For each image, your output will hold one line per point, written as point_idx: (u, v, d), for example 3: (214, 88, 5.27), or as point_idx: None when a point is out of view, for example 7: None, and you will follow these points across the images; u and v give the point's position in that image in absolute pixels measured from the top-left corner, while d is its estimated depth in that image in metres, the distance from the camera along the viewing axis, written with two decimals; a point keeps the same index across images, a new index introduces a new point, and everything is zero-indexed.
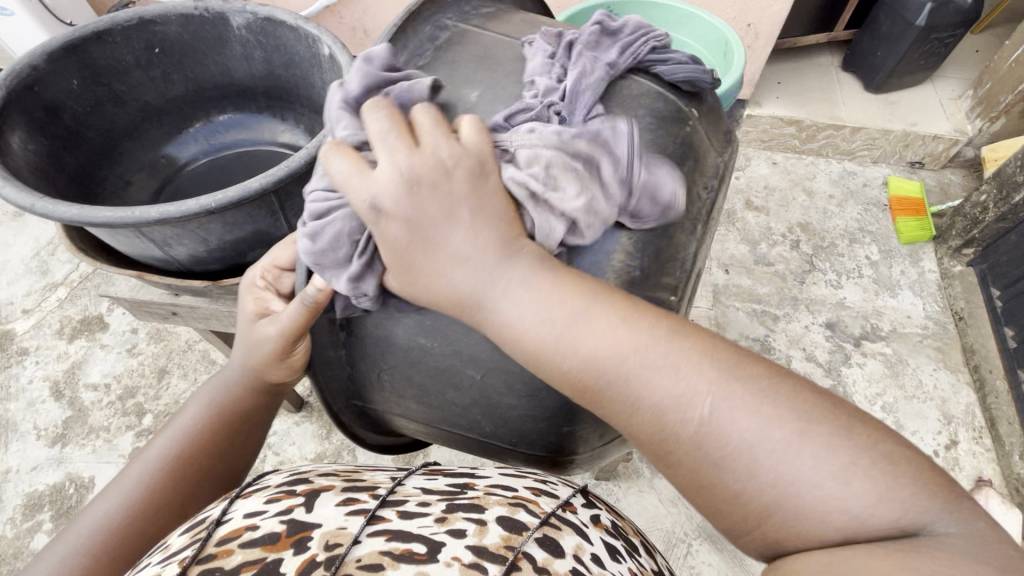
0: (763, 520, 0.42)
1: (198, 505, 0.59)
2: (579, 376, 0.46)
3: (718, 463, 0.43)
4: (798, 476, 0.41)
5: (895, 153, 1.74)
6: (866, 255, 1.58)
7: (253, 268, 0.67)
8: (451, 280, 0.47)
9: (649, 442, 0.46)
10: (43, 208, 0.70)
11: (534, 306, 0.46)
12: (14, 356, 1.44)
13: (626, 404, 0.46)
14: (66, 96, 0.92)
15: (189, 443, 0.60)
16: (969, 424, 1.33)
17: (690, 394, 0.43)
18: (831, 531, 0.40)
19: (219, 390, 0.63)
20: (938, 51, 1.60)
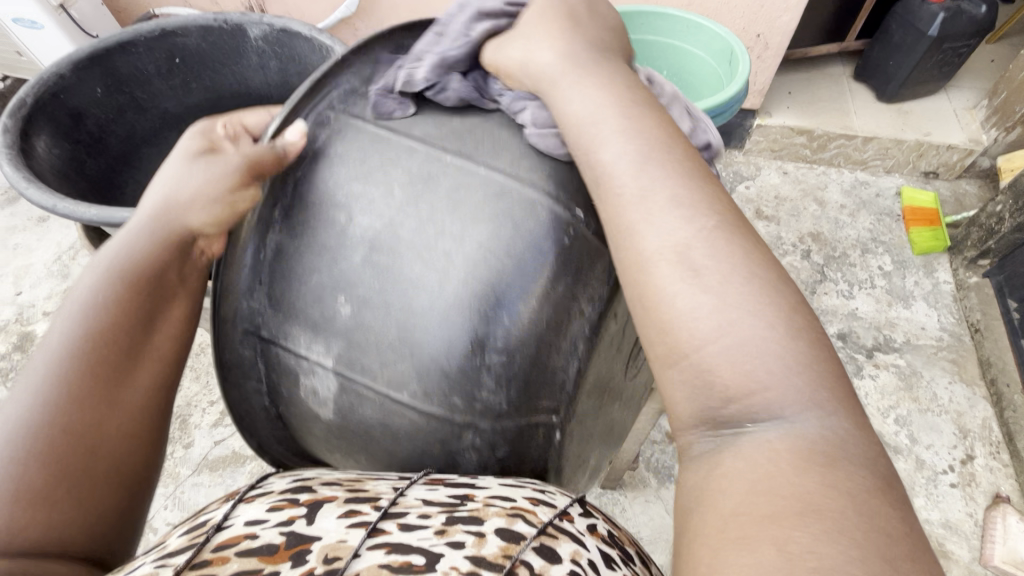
0: (707, 340, 0.40)
1: (131, 391, 0.49)
2: (601, 162, 0.50)
3: (699, 270, 0.42)
4: (755, 322, 0.39)
5: (908, 163, 1.72)
6: (878, 265, 1.56)
7: (217, 119, 0.62)
8: (543, 56, 0.57)
9: (631, 245, 0.46)
10: (65, 209, 0.73)
11: (584, 96, 0.53)
12: None
13: (625, 189, 0.47)
14: (89, 104, 0.95)
15: (93, 321, 0.48)
16: (986, 438, 1.30)
17: (688, 212, 0.44)
18: (759, 378, 0.38)
19: (122, 254, 0.52)
20: (952, 61, 1.59)
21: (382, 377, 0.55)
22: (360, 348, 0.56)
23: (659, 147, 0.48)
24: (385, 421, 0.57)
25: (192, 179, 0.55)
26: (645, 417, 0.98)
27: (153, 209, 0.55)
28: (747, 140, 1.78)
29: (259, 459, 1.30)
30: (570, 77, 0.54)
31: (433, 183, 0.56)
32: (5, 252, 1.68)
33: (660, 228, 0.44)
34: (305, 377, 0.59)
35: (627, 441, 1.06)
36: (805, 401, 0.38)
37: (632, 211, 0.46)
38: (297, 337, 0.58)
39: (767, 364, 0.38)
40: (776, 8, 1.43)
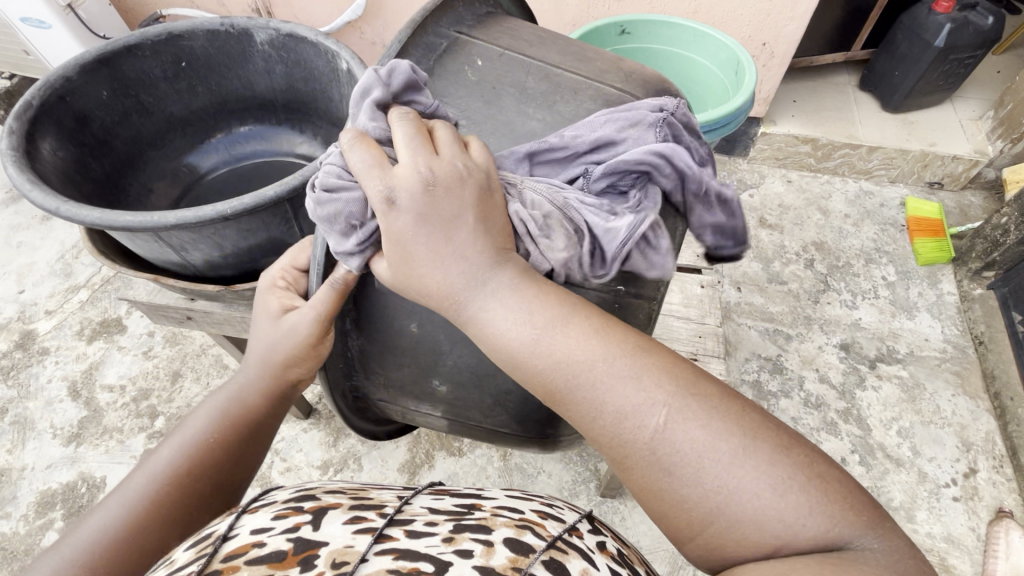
0: (709, 521, 0.41)
1: (201, 520, 0.54)
2: (547, 379, 0.47)
3: (671, 468, 0.43)
4: (748, 488, 0.40)
5: (913, 173, 1.71)
6: (882, 275, 1.56)
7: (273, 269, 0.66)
8: (443, 276, 0.48)
9: (608, 450, 0.46)
10: (68, 212, 0.73)
11: (507, 320, 0.47)
12: (35, 355, 1.48)
13: (582, 401, 0.46)
14: (95, 107, 0.95)
15: (195, 452, 0.56)
16: (989, 451, 1.29)
17: (646, 404, 0.44)
18: (765, 542, 0.40)
19: (233, 398, 0.61)
20: (958, 72, 1.59)
21: (480, 415, 0.68)
22: (457, 403, 0.67)
23: (602, 333, 0.46)
24: (491, 432, 0.72)
25: (279, 337, 0.60)
26: None
27: (258, 359, 0.62)
28: (752, 148, 1.78)
29: None
30: (482, 292, 0.48)
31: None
32: (8, 250, 1.68)
33: (625, 435, 0.44)
34: (417, 412, 0.72)
35: None
36: (823, 532, 0.39)
37: (594, 423, 0.45)
38: (399, 395, 0.70)
39: (776, 519, 0.39)
40: (782, 17, 1.43)
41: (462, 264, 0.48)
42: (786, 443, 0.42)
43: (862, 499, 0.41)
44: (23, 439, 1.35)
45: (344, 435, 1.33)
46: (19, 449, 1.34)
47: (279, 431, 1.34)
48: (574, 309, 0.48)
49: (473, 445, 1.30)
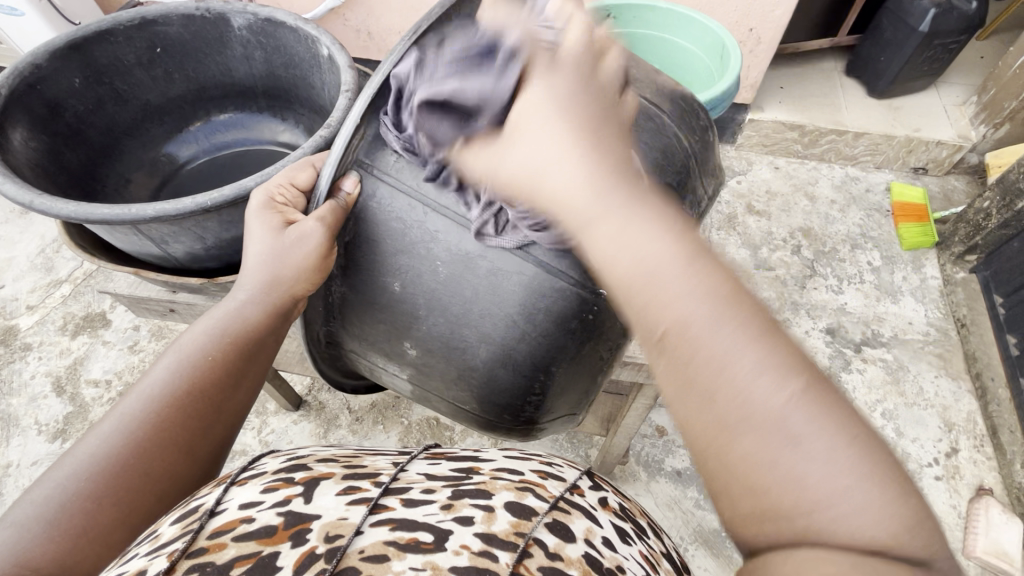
0: (820, 504, 0.35)
1: (208, 439, 0.55)
2: (667, 318, 0.40)
3: (792, 442, 0.36)
4: (859, 486, 0.34)
5: (898, 159, 1.73)
6: (867, 260, 1.57)
7: (268, 185, 0.64)
8: (559, 175, 0.45)
9: (706, 410, 0.39)
10: (41, 205, 0.71)
11: (634, 233, 0.42)
12: (17, 351, 1.46)
13: (701, 354, 0.39)
14: (67, 95, 0.93)
15: (195, 371, 0.55)
16: (970, 431, 1.31)
17: (777, 376, 0.37)
18: (877, 543, 0.33)
19: (232, 319, 0.60)
20: (942, 57, 1.60)
21: (444, 385, 0.67)
22: (422, 370, 0.67)
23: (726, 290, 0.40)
24: (452, 406, 0.71)
25: (284, 253, 0.60)
26: (635, 410, 0.99)
27: (259, 280, 0.61)
28: (739, 134, 1.78)
29: (247, 454, 1.29)
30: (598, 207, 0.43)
31: (466, 261, 0.58)
32: None
33: (750, 396, 0.37)
34: (383, 370, 0.72)
35: (618, 434, 1.06)
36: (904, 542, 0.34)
37: (715, 373, 0.38)
38: (367, 351, 0.70)
39: (875, 514, 0.34)
40: (768, 3, 1.42)
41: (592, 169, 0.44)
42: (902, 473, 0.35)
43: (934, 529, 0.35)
44: (8, 436, 1.34)
45: (335, 427, 1.33)
46: (3, 446, 1.32)
47: (269, 423, 1.33)
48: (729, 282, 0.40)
49: (464, 433, 1.30)
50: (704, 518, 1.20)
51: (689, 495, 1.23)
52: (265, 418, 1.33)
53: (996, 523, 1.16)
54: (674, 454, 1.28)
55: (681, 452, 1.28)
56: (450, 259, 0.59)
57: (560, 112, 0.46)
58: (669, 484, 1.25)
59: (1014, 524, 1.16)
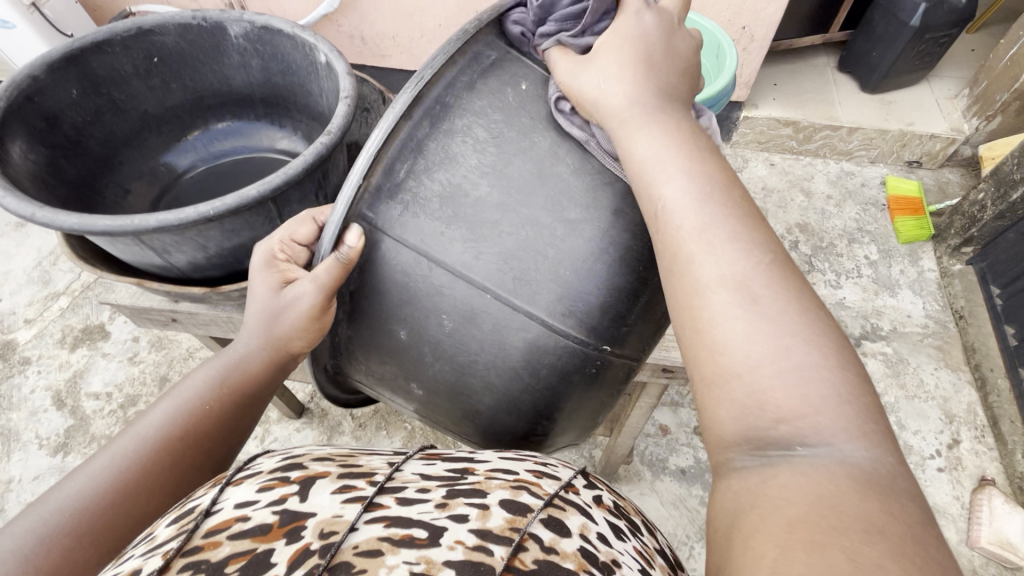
0: (756, 366, 0.40)
1: (194, 484, 0.56)
2: (662, 193, 0.49)
3: (753, 299, 0.42)
4: (808, 357, 0.39)
5: (892, 153, 1.74)
6: (865, 254, 1.58)
7: (272, 239, 0.63)
8: (613, 91, 0.54)
9: (680, 275, 0.46)
10: (43, 217, 0.71)
11: (653, 139, 0.51)
12: (16, 366, 1.45)
13: (683, 222, 0.47)
14: (65, 106, 0.92)
15: (189, 418, 0.57)
16: (971, 422, 1.32)
17: (748, 247, 0.44)
18: (819, 417, 0.38)
19: (230, 367, 0.62)
20: (933, 51, 1.61)
21: (450, 420, 0.68)
22: (429, 406, 0.68)
23: (722, 176, 0.49)
24: (457, 436, 0.72)
25: (284, 308, 0.61)
26: (639, 410, 0.99)
27: (260, 333, 0.63)
28: (734, 132, 1.79)
29: None
30: (641, 114, 0.53)
31: (471, 319, 0.59)
32: None
33: (730, 257, 0.44)
34: (390, 402, 0.73)
35: (622, 434, 1.07)
36: (851, 431, 0.37)
37: (701, 234, 0.46)
38: (375, 385, 0.71)
39: (819, 389, 0.38)
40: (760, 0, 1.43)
41: (648, 86, 0.54)
42: (850, 355, 0.40)
43: (883, 422, 0.38)
44: (9, 450, 1.33)
45: (339, 434, 1.33)
46: (4, 462, 1.31)
47: (271, 431, 1.33)
48: (727, 175, 0.49)
49: None
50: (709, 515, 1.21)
51: (694, 493, 1.23)
52: (267, 427, 1.33)
53: (999, 513, 1.17)
54: (677, 453, 1.29)
55: (685, 450, 1.29)
56: (457, 318, 0.59)
57: (627, 42, 0.56)
58: (673, 483, 1.25)
59: (1016, 514, 1.17)
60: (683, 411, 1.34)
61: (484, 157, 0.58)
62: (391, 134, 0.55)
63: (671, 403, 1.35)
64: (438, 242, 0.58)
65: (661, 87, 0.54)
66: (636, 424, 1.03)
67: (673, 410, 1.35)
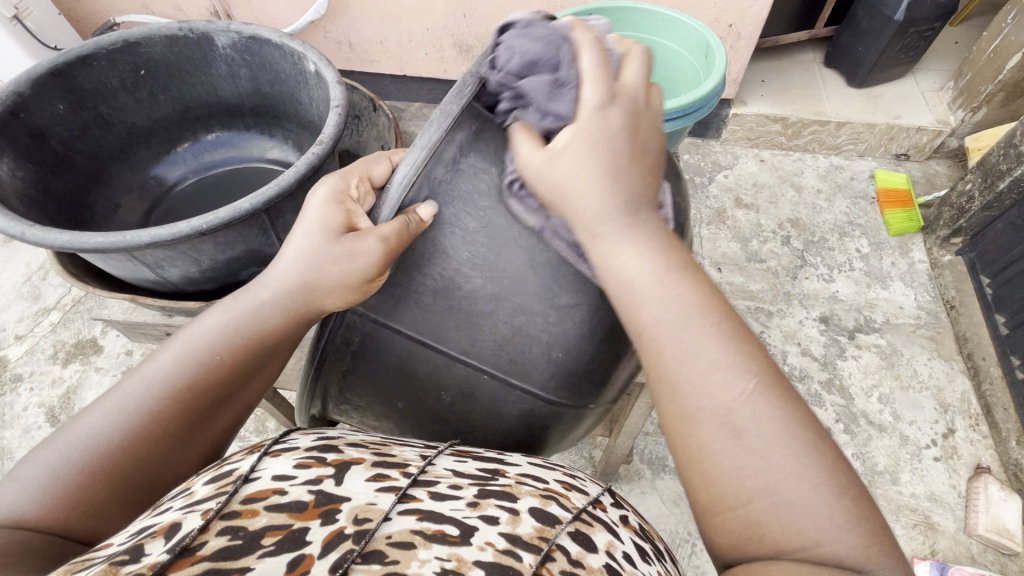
0: (752, 498, 0.43)
1: (207, 432, 0.54)
2: (640, 320, 0.49)
3: (741, 434, 0.44)
4: (803, 483, 0.42)
5: (880, 146, 1.76)
6: (856, 248, 1.60)
7: (344, 174, 0.58)
8: (584, 196, 0.49)
9: (672, 404, 0.47)
10: (33, 235, 0.70)
11: (637, 257, 0.49)
12: (8, 383, 1.43)
13: (667, 349, 0.47)
14: (52, 122, 0.91)
15: (201, 369, 0.53)
16: (965, 411, 1.34)
17: (733, 375, 0.45)
18: (817, 540, 0.41)
19: (249, 314, 0.56)
20: (918, 44, 1.63)
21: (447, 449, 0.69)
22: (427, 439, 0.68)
23: (701, 294, 0.48)
24: None
25: (329, 260, 0.54)
26: (640, 411, 0.99)
27: (290, 279, 0.56)
28: (723, 129, 1.80)
29: None
30: (619, 225, 0.49)
31: (469, 396, 0.62)
32: None
33: (712, 390, 0.45)
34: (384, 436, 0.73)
35: (622, 435, 1.07)
36: (853, 552, 0.41)
37: (681, 368, 0.47)
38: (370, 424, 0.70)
39: (815, 516, 0.41)
40: None
41: (624, 192, 0.49)
42: (843, 476, 0.43)
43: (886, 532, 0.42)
44: (4, 469, 1.31)
45: None
46: None
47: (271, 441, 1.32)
48: (712, 294, 0.49)
49: None
50: None
51: None
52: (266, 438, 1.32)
53: (996, 500, 1.18)
54: None
55: None
56: (459, 395, 0.62)
57: (593, 144, 0.49)
58: (674, 480, 1.25)
59: (1012, 501, 1.19)
60: None
61: (474, 248, 0.57)
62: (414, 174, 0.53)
63: None
64: (433, 330, 0.59)
65: (640, 188, 0.50)
66: (637, 424, 1.03)
67: None
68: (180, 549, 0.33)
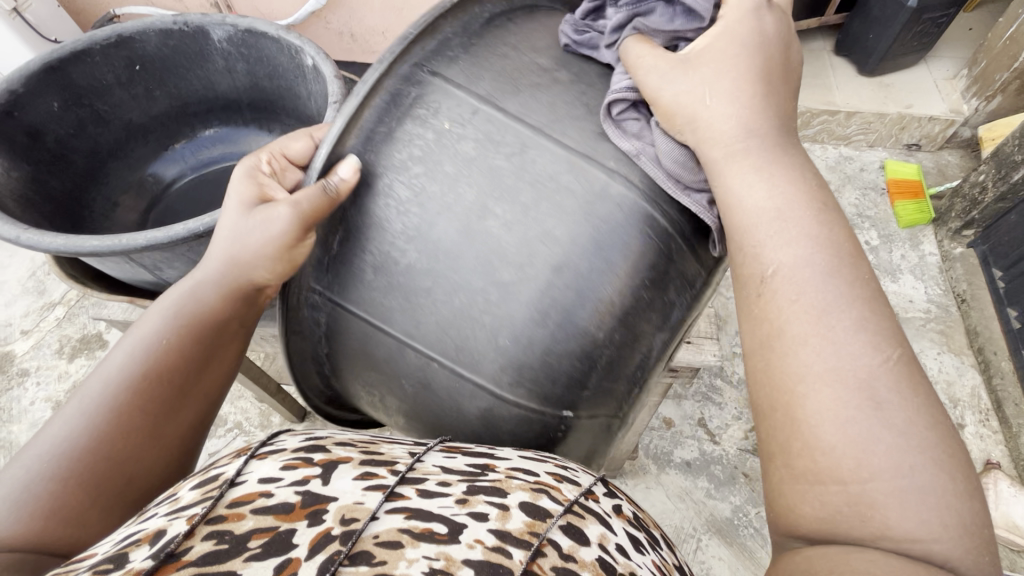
0: (876, 475, 0.41)
1: (175, 424, 0.53)
2: (780, 263, 0.49)
3: (877, 404, 0.42)
4: (924, 472, 0.40)
5: (891, 136, 1.72)
6: (865, 240, 1.57)
7: (260, 153, 0.64)
8: (725, 120, 0.55)
9: (794, 362, 0.46)
10: (28, 239, 0.69)
11: (764, 201, 0.51)
12: (15, 377, 1.44)
13: (804, 301, 0.47)
14: (48, 120, 0.91)
15: (150, 355, 0.53)
16: (974, 406, 1.32)
17: (878, 342, 0.44)
18: (927, 533, 0.39)
19: (187, 298, 0.57)
20: (931, 31, 1.59)
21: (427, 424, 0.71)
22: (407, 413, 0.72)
23: (845, 258, 0.48)
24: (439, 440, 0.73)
25: (249, 232, 0.58)
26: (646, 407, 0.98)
27: (220, 257, 0.59)
28: None
29: None
30: (754, 165, 0.53)
31: (427, 384, 0.66)
32: None
33: (852, 352, 0.44)
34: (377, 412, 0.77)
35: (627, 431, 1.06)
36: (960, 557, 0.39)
37: (815, 321, 0.46)
38: (360, 394, 0.75)
39: (931, 513, 0.39)
40: None
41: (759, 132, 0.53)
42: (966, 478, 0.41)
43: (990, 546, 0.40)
44: None
45: None
46: None
47: None
48: (859, 262, 0.48)
49: None
50: (715, 507, 1.21)
51: (700, 485, 1.23)
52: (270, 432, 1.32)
53: (1006, 496, 1.17)
54: (682, 445, 1.28)
55: (690, 442, 1.28)
56: (420, 383, 0.67)
57: (740, 64, 0.56)
58: (679, 476, 1.25)
59: None
60: (687, 403, 1.34)
61: (409, 221, 0.62)
62: (347, 129, 0.60)
63: (674, 395, 1.34)
64: (377, 312, 0.64)
65: (771, 137, 0.54)
66: (642, 420, 1.02)
67: (677, 402, 1.34)
68: (166, 555, 0.33)
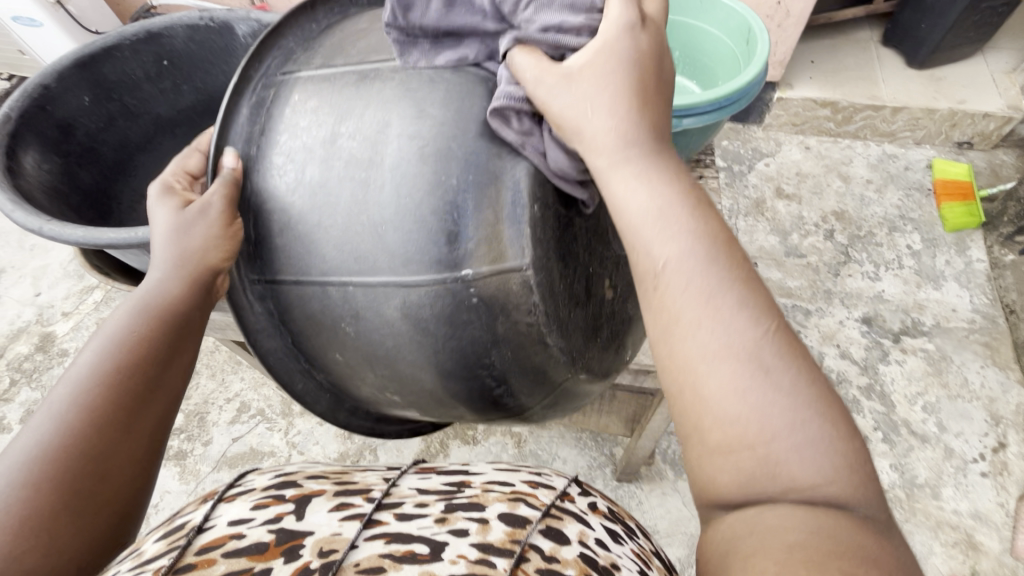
0: (776, 434, 0.37)
1: (147, 418, 0.49)
2: (660, 256, 0.43)
3: (765, 371, 0.38)
4: (807, 430, 0.37)
5: (941, 133, 1.62)
6: (907, 244, 1.49)
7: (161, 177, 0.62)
8: (600, 122, 0.48)
9: (667, 351, 0.42)
10: (51, 232, 0.71)
11: (640, 191, 0.46)
12: (55, 357, 1.50)
13: (686, 286, 0.41)
14: (78, 113, 0.93)
15: (122, 349, 0.50)
16: (1020, 425, 1.24)
17: (751, 312, 0.40)
18: (811, 476, 0.36)
19: (154, 293, 0.54)
20: (989, 21, 1.48)
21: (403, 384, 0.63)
22: (374, 373, 0.64)
23: (703, 236, 0.43)
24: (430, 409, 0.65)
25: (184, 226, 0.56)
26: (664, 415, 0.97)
27: (170, 254, 0.56)
28: (767, 114, 1.69)
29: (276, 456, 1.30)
30: (626, 156, 0.47)
31: (359, 314, 0.58)
32: (22, 253, 1.70)
33: (724, 330, 0.40)
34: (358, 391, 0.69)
35: (643, 436, 1.04)
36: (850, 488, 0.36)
37: (684, 307, 0.41)
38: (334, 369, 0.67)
39: (814, 461, 0.36)
40: None
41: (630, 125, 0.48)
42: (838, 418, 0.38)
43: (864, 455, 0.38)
44: None
45: None
46: None
47: (295, 425, 1.34)
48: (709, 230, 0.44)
49: (487, 433, 1.29)
50: None
51: None
52: (291, 421, 1.34)
53: None
54: None
55: None
56: (352, 316, 0.59)
57: (600, 78, 0.49)
58: None
59: None
60: None
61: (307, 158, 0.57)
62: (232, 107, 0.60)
63: None
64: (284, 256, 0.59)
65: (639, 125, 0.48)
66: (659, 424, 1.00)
67: None
68: None
